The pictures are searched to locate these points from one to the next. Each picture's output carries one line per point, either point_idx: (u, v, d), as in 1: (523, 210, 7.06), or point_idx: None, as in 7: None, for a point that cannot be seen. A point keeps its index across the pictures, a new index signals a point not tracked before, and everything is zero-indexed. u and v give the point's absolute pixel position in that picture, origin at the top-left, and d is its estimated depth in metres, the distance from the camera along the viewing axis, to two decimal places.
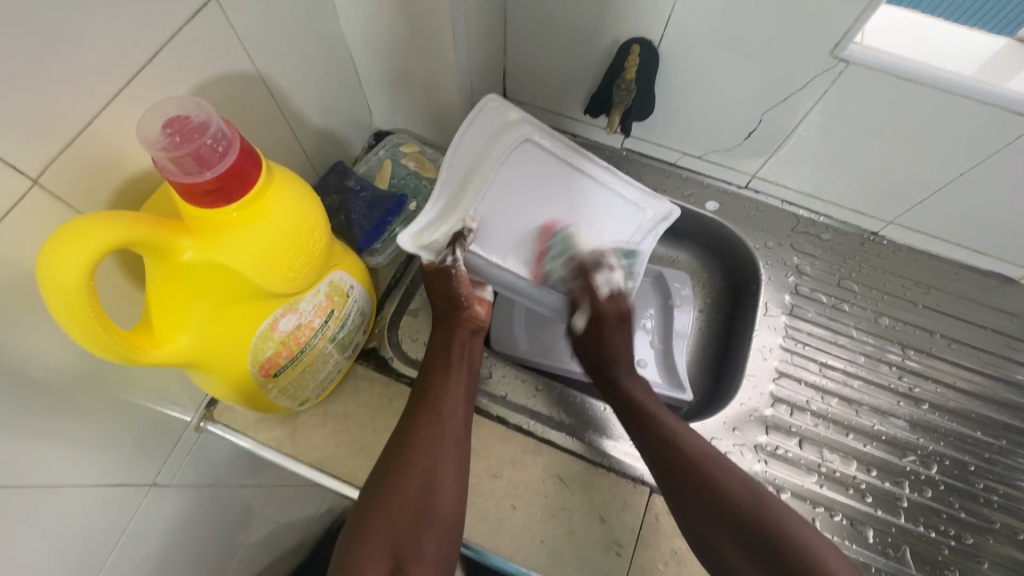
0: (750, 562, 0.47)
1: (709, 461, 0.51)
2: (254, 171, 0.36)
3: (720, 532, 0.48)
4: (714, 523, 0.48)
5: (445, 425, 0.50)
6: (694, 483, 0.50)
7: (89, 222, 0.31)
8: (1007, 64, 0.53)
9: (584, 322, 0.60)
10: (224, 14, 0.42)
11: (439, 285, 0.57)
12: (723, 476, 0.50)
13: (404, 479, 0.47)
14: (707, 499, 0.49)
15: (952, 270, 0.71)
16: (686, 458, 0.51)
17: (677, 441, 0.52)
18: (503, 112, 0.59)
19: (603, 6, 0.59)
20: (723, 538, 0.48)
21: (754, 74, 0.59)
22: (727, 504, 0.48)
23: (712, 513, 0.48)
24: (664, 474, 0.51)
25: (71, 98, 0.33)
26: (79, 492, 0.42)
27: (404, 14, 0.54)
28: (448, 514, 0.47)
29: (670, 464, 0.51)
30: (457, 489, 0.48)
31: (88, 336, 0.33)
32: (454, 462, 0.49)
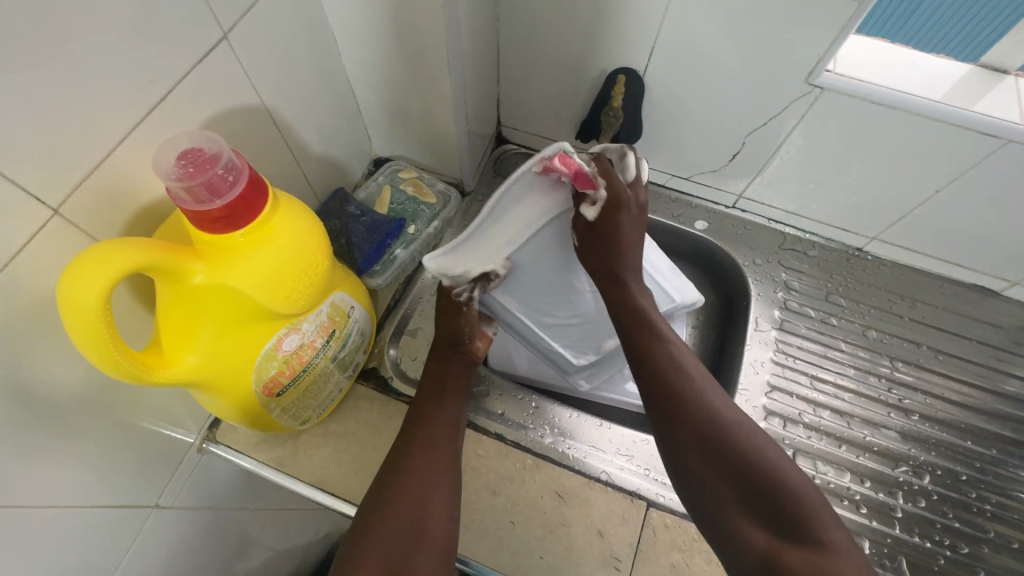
0: (738, 503, 0.43)
1: (697, 386, 0.47)
2: (262, 199, 0.38)
3: (708, 468, 0.44)
4: (710, 464, 0.44)
5: (441, 446, 0.50)
6: (683, 413, 0.46)
7: (107, 248, 0.33)
8: (970, 87, 0.56)
9: (597, 211, 0.47)
10: (235, 53, 0.45)
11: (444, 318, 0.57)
12: (716, 404, 0.46)
13: (399, 498, 0.46)
14: (696, 431, 0.45)
15: (936, 284, 0.73)
16: (681, 386, 0.47)
17: (675, 376, 0.47)
18: (567, 167, 0.48)
19: (590, 40, 0.62)
20: (718, 482, 0.43)
21: (735, 100, 0.62)
22: (720, 438, 0.44)
23: (699, 447, 0.44)
24: (656, 402, 0.47)
25: (92, 134, 0.36)
26: (83, 512, 0.43)
27: (403, 50, 0.57)
28: (441, 536, 0.46)
29: (662, 394, 0.47)
30: (450, 514, 0.47)
31: (101, 356, 0.34)
32: (448, 484, 0.48)
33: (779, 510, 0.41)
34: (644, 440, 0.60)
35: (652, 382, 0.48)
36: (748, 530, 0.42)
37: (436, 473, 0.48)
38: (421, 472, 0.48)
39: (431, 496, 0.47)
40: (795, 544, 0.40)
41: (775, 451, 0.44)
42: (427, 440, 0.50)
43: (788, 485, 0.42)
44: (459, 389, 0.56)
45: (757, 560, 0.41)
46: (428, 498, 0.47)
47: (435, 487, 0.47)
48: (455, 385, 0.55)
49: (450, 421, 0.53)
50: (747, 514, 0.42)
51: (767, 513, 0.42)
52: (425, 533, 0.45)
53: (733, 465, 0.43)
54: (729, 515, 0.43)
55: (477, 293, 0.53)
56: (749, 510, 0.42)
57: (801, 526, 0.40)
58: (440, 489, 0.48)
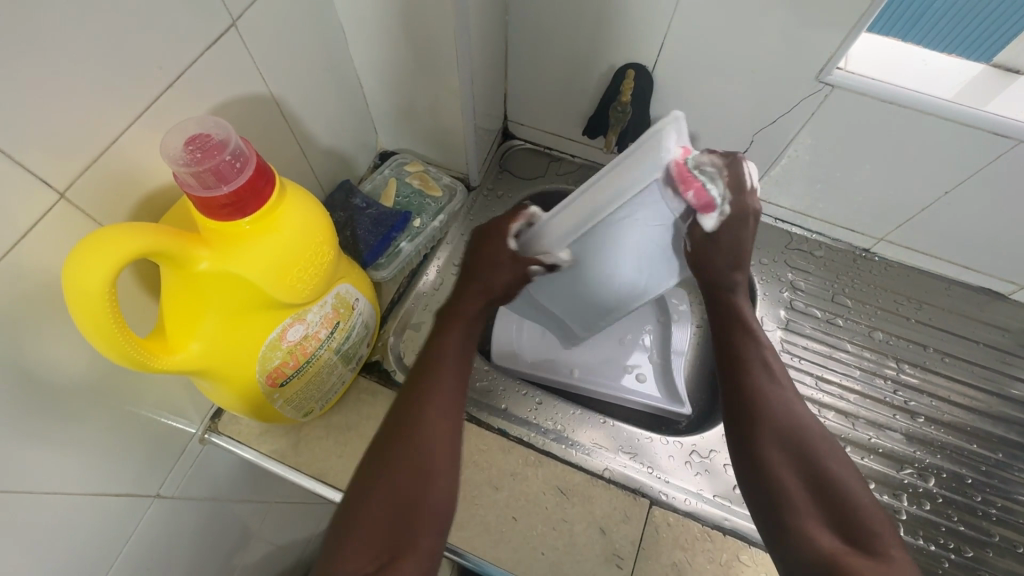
0: (807, 502, 0.39)
1: (783, 384, 0.45)
2: (268, 187, 0.38)
3: (785, 465, 0.41)
4: (785, 458, 0.41)
5: (447, 392, 0.43)
6: (765, 403, 0.44)
7: (115, 232, 0.32)
8: (983, 88, 0.56)
9: (716, 226, 0.43)
10: (243, 41, 0.45)
11: (496, 272, 0.48)
12: (802, 408, 0.44)
13: (396, 456, 0.40)
14: (776, 422, 0.42)
15: (944, 286, 0.72)
16: (767, 380, 0.45)
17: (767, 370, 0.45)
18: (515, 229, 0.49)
19: (598, 35, 0.62)
20: (790, 479, 0.40)
21: (744, 98, 0.62)
22: (803, 438, 0.42)
23: (778, 438, 0.42)
24: (739, 388, 0.45)
25: (99, 119, 0.36)
26: (84, 500, 0.43)
27: (411, 42, 0.57)
28: (440, 499, 0.39)
29: (745, 384, 0.45)
30: (453, 479, 0.41)
31: (105, 342, 0.34)
32: (452, 435, 0.42)
33: (852, 523, 0.38)
34: (647, 438, 0.60)
35: (737, 369, 0.46)
36: (814, 533, 0.38)
37: (442, 428, 0.42)
38: (422, 434, 0.41)
39: (434, 460, 0.40)
40: (866, 554, 0.36)
41: (852, 469, 0.41)
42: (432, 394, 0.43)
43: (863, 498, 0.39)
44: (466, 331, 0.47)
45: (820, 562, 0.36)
46: (431, 465, 0.40)
47: (438, 450, 0.41)
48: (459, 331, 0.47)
49: (456, 370, 0.45)
50: (817, 517, 0.39)
51: (837, 519, 0.38)
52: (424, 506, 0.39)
53: (810, 466, 0.40)
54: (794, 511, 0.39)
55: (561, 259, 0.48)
56: (817, 512, 0.39)
57: (870, 539, 0.37)
58: (444, 454, 0.41)
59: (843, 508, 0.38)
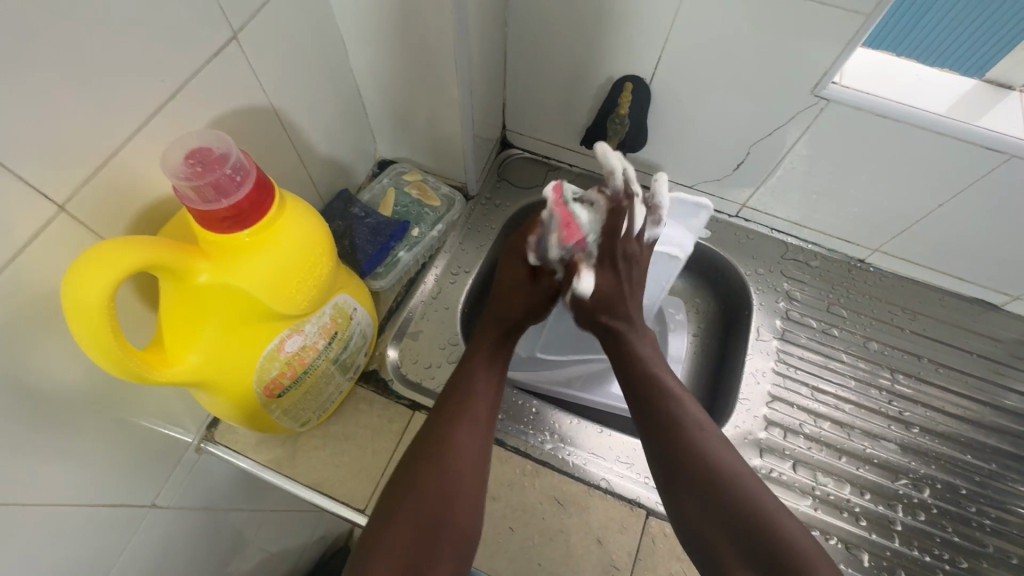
0: (731, 548, 0.44)
1: (693, 432, 0.49)
2: (268, 199, 0.38)
3: (704, 505, 0.46)
4: (703, 496, 0.46)
5: (478, 422, 0.51)
6: (678, 448, 0.48)
7: (115, 246, 0.32)
8: (976, 101, 0.57)
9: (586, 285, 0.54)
10: (243, 52, 0.45)
11: (518, 296, 0.59)
12: (716, 450, 0.48)
13: (431, 473, 0.47)
14: (691, 477, 0.47)
15: (938, 296, 0.73)
16: (680, 436, 0.49)
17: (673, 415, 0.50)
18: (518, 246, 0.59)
19: (596, 47, 0.63)
20: (710, 517, 0.45)
21: (741, 110, 0.63)
22: (717, 487, 0.46)
23: (698, 493, 0.46)
24: (658, 449, 0.49)
25: (99, 131, 0.36)
26: (81, 511, 0.43)
27: (411, 53, 0.57)
28: (466, 515, 0.46)
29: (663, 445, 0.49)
30: (477, 506, 0.47)
31: (103, 355, 0.34)
32: (479, 460, 0.49)
33: (774, 561, 0.42)
34: None
35: (655, 427, 0.50)
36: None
37: (472, 453, 0.49)
38: (454, 455, 0.48)
39: (462, 481, 0.47)
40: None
41: (763, 489, 0.46)
42: (464, 421, 0.50)
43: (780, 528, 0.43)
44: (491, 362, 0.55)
45: None
46: (460, 483, 0.47)
47: (465, 472, 0.47)
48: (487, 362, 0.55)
49: (485, 400, 0.53)
50: (738, 551, 0.44)
51: (755, 549, 0.43)
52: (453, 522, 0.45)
53: (729, 512, 0.45)
54: (720, 546, 0.44)
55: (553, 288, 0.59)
56: (744, 558, 0.43)
57: (785, 562, 0.41)
58: (471, 479, 0.47)
59: (765, 549, 0.42)
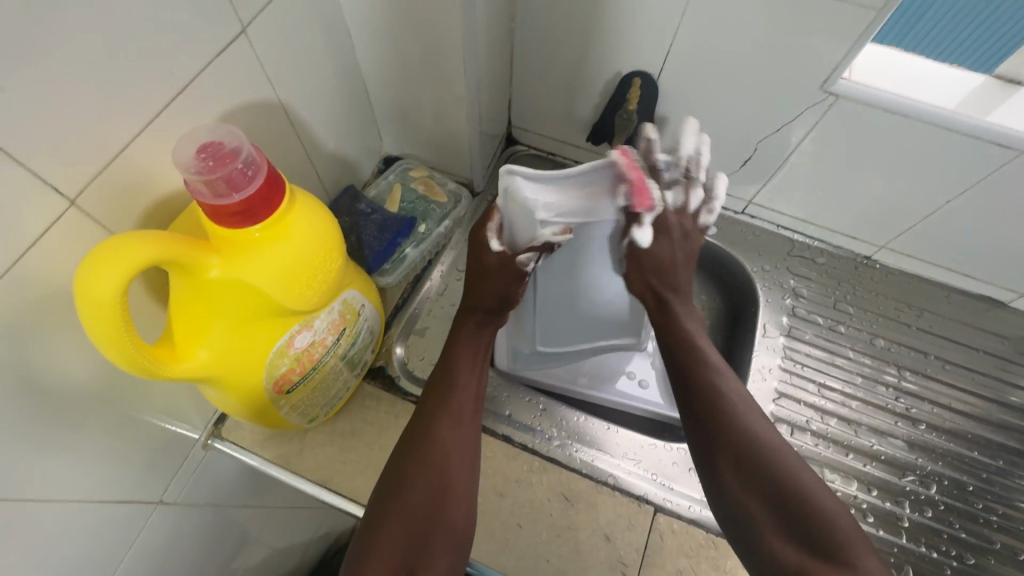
0: (773, 529, 0.42)
1: (731, 398, 0.46)
2: (278, 194, 0.38)
3: (743, 484, 0.43)
4: (743, 475, 0.44)
5: (463, 419, 0.50)
6: (719, 425, 0.46)
7: (126, 241, 0.32)
8: (985, 99, 0.56)
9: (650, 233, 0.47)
10: (252, 47, 0.45)
11: (489, 283, 0.52)
12: (759, 429, 0.45)
13: (416, 475, 0.46)
14: (728, 443, 0.45)
15: (945, 293, 0.73)
16: (717, 402, 0.46)
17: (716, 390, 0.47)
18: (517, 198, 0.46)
19: (604, 43, 0.62)
20: (750, 496, 0.43)
21: (749, 106, 0.62)
22: (756, 455, 0.43)
23: (730, 461, 0.44)
24: (693, 415, 0.47)
25: (109, 125, 0.36)
26: (90, 507, 0.43)
27: (418, 48, 0.57)
28: (458, 512, 0.45)
29: (699, 409, 0.47)
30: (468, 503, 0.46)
31: (115, 350, 0.34)
32: (467, 456, 0.48)
33: (811, 533, 0.40)
34: (651, 444, 0.60)
35: (691, 392, 0.48)
36: (779, 548, 0.41)
37: (457, 449, 0.48)
38: (441, 454, 0.47)
39: (450, 480, 0.46)
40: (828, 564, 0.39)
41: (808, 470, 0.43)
42: (447, 419, 0.49)
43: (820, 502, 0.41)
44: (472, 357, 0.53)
45: None
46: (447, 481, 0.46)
47: (453, 471, 0.47)
48: (470, 355, 0.54)
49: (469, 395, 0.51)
50: (779, 532, 0.41)
51: (798, 531, 0.41)
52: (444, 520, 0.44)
53: (767, 481, 0.42)
54: (759, 526, 0.42)
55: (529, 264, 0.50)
56: (780, 527, 0.41)
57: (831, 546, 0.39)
58: (459, 477, 0.47)
59: (803, 519, 0.41)
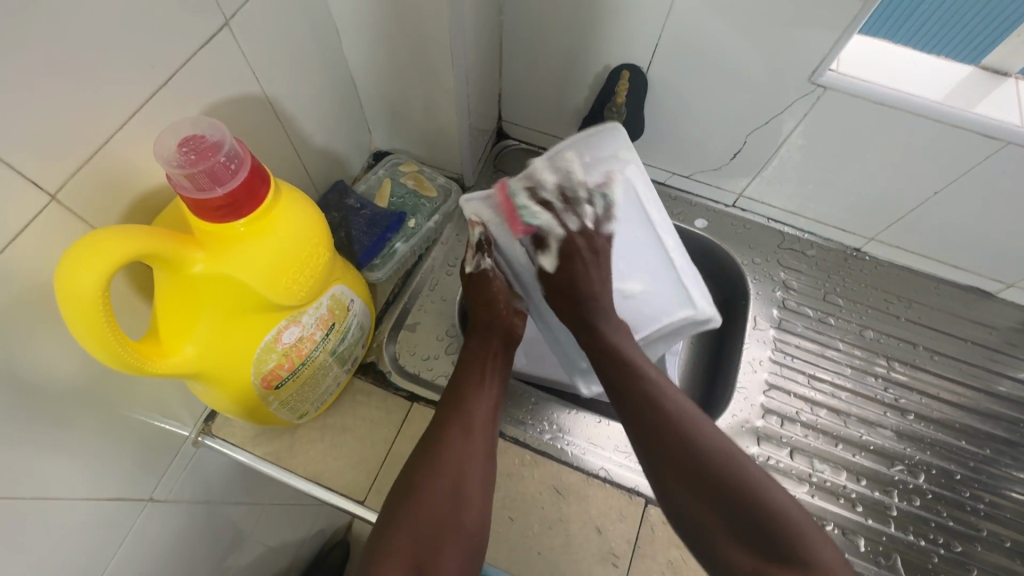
0: (729, 539, 0.41)
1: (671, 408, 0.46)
2: (263, 188, 0.38)
3: (693, 498, 0.42)
4: (690, 488, 0.42)
5: (476, 426, 0.50)
6: (664, 443, 0.44)
7: (108, 236, 0.32)
8: (971, 89, 0.57)
9: (554, 260, 0.52)
10: (236, 40, 0.44)
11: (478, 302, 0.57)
12: (699, 438, 0.44)
13: (429, 479, 0.46)
14: (673, 454, 0.44)
15: (933, 284, 0.73)
16: (659, 412, 0.46)
17: (656, 405, 0.46)
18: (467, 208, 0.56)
19: (592, 36, 0.62)
20: (702, 509, 0.42)
21: (737, 99, 0.62)
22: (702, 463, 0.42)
23: (679, 475, 0.43)
24: (637, 431, 0.46)
25: (90, 120, 0.35)
26: (77, 505, 0.42)
27: (405, 41, 0.56)
28: (471, 516, 0.46)
29: (641, 420, 0.46)
30: (482, 503, 0.47)
31: (99, 346, 0.34)
32: (481, 461, 0.48)
33: (762, 533, 0.39)
34: None
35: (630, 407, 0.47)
36: (733, 556, 0.40)
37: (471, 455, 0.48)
38: (457, 463, 0.47)
39: (465, 486, 0.47)
40: (783, 565, 0.38)
41: (755, 470, 0.42)
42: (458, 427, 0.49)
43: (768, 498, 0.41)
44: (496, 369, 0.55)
45: None
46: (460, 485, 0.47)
47: (469, 476, 0.47)
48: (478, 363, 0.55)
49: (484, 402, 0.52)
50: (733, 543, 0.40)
51: (753, 539, 0.40)
52: (458, 525, 0.45)
53: (715, 486, 0.42)
54: (713, 539, 0.41)
55: (484, 259, 0.56)
56: (732, 534, 0.41)
57: (784, 549, 0.38)
58: (476, 484, 0.47)
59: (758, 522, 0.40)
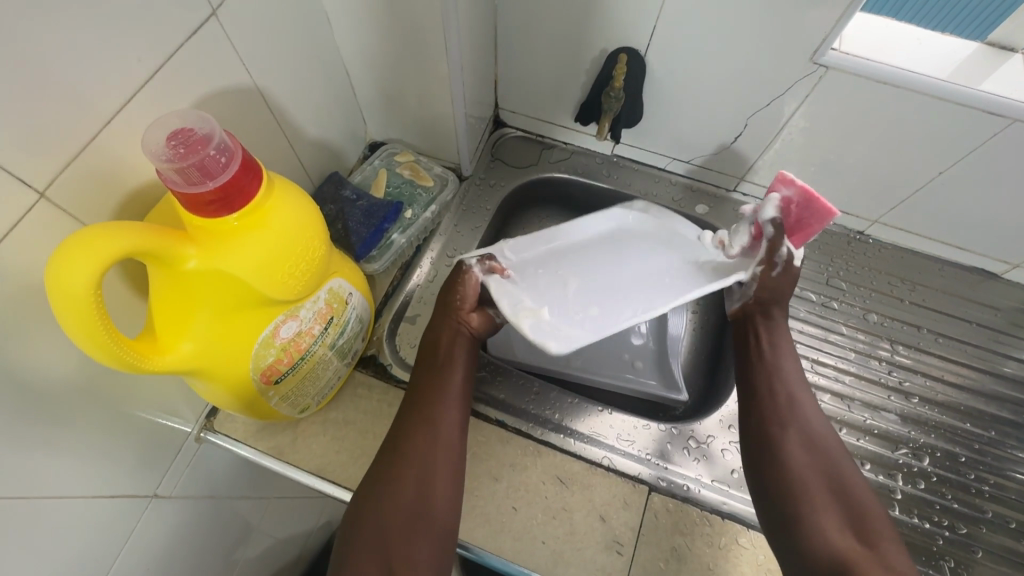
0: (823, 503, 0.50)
1: (806, 407, 0.55)
2: (255, 181, 0.37)
3: (807, 466, 0.52)
4: (807, 460, 0.52)
5: (441, 425, 0.50)
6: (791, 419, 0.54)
7: (97, 233, 0.31)
8: (977, 66, 0.55)
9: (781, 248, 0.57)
10: (223, 30, 0.43)
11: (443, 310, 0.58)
12: (819, 426, 0.54)
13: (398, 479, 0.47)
14: (799, 436, 0.53)
15: (937, 266, 0.73)
16: (789, 396, 0.56)
17: (789, 391, 0.56)
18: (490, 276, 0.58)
19: (587, 19, 0.61)
20: (809, 478, 0.51)
21: (738, 82, 0.61)
22: (820, 449, 0.53)
23: (805, 451, 0.53)
24: (768, 403, 0.56)
25: (75, 116, 0.34)
26: (81, 504, 0.42)
27: (397, 29, 0.55)
28: (442, 510, 0.47)
29: (772, 398, 0.56)
30: (452, 495, 0.48)
31: (93, 345, 0.33)
32: (450, 460, 0.49)
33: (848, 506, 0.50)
34: (645, 425, 0.60)
35: (770, 400, 0.56)
36: (826, 520, 0.49)
37: (438, 456, 0.49)
38: (423, 459, 0.48)
39: (434, 481, 0.48)
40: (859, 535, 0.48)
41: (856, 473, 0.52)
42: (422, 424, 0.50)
43: (864, 496, 0.50)
44: (454, 358, 0.55)
45: (834, 550, 0.47)
46: (430, 483, 0.47)
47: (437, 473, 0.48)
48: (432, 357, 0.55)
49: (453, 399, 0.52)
50: (828, 509, 0.50)
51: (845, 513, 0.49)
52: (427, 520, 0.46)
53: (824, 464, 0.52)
54: (814, 503, 0.50)
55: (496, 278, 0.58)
56: (830, 501, 0.50)
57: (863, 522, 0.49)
58: (443, 475, 0.48)
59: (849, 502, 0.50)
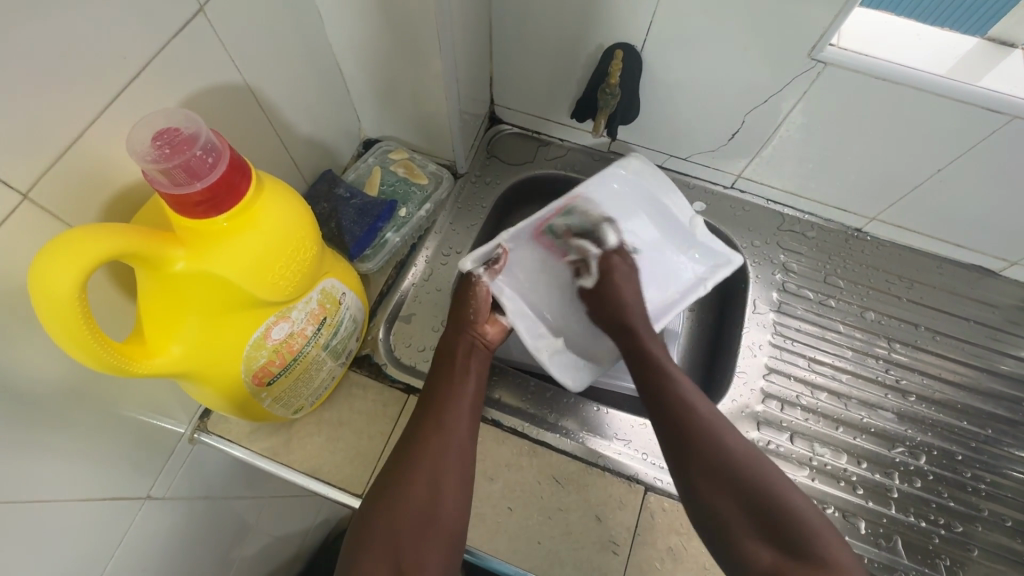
0: (750, 533, 0.43)
1: (712, 424, 0.48)
2: (243, 181, 0.37)
3: (715, 493, 0.45)
4: (713, 483, 0.45)
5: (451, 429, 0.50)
6: (694, 445, 0.47)
7: (81, 236, 0.31)
8: (977, 62, 0.55)
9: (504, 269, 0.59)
10: (211, 27, 0.43)
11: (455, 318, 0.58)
12: (722, 438, 0.47)
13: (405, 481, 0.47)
14: (701, 460, 0.46)
15: (935, 263, 0.72)
16: (687, 415, 0.49)
17: (686, 408, 0.49)
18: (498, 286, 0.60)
19: (583, 14, 0.60)
20: (722, 503, 0.44)
21: (735, 78, 0.61)
22: (728, 467, 0.45)
23: (717, 482, 0.45)
24: (666, 431, 0.49)
25: (60, 116, 0.34)
26: (73, 507, 0.42)
27: (390, 25, 0.54)
28: (449, 513, 0.46)
29: (669, 421, 0.49)
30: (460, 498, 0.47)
31: (79, 349, 0.33)
32: (459, 464, 0.48)
33: (774, 525, 0.42)
34: (642, 424, 0.60)
35: (669, 427, 0.49)
36: (754, 550, 0.42)
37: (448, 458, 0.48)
38: (432, 462, 0.48)
39: (443, 484, 0.47)
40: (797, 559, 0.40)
41: (779, 480, 0.44)
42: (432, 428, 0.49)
43: (789, 505, 0.43)
44: (468, 368, 0.55)
45: None
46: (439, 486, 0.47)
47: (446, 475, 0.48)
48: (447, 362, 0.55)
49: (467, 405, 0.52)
50: (754, 538, 0.43)
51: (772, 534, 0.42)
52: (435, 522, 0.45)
53: (733, 483, 0.44)
54: (738, 537, 0.43)
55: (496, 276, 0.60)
56: (753, 527, 0.43)
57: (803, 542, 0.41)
58: (452, 478, 0.48)
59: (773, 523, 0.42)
